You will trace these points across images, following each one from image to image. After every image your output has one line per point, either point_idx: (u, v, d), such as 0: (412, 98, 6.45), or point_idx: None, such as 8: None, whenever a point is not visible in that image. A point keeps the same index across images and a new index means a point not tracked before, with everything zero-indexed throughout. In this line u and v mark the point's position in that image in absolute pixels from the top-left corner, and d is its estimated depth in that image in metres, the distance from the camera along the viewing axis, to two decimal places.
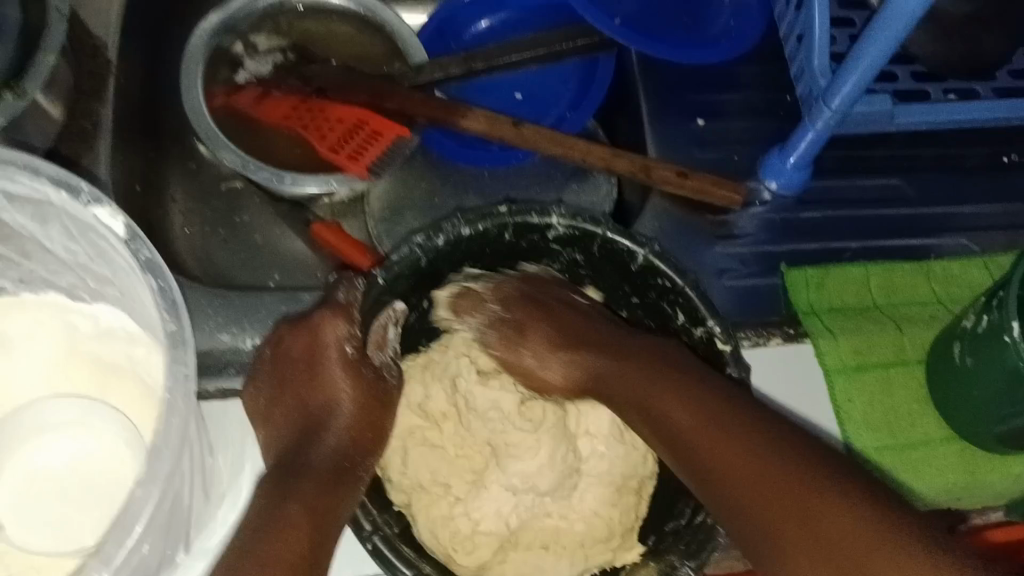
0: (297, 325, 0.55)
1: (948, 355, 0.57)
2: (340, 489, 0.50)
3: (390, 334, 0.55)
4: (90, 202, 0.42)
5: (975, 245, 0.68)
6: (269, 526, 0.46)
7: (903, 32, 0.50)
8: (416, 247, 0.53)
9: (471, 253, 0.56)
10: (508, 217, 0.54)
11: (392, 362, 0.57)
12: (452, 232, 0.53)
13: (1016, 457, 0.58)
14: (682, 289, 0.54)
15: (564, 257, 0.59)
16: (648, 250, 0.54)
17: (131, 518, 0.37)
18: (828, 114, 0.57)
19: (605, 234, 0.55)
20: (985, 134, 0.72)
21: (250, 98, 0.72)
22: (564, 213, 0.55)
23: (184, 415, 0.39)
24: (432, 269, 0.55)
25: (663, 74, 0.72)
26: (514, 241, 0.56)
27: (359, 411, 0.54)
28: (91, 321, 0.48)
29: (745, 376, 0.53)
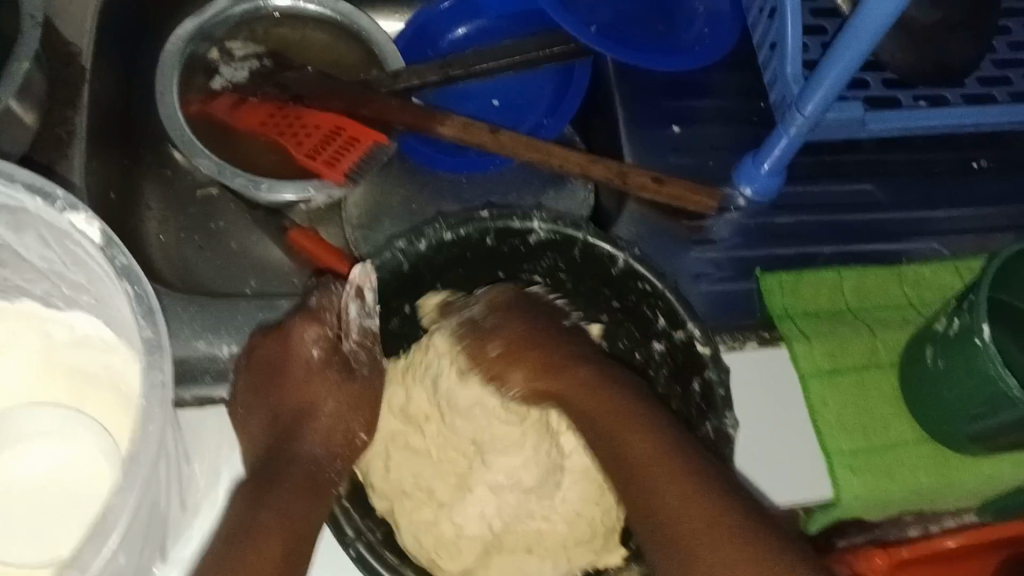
0: (270, 335, 0.56)
1: (920, 359, 0.58)
2: (315, 492, 0.51)
3: (353, 312, 0.55)
4: (66, 207, 0.41)
5: (946, 248, 0.69)
6: (243, 532, 0.47)
7: (874, 40, 0.51)
8: (398, 251, 0.53)
9: (452, 259, 0.56)
10: (491, 222, 0.54)
11: (361, 350, 0.57)
12: (434, 236, 0.53)
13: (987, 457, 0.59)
14: (662, 293, 0.55)
15: (544, 262, 0.58)
16: (629, 254, 0.55)
17: (106, 529, 0.36)
18: (801, 122, 0.58)
19: (586, 239, 0.55)
20: (955, 140, 0.74)
21: (226, 106, 0.71)
22: (546, 217, 0.55)
23: (161, 423, 0.38)
24: (415, 274, 0.55)
25: (637, 80, 0.72)
26: (496, 246, 0.56)
27: (337, 418, 0.56)
28: (67, 329, 0.47)
29: (724, 377, 0.53)
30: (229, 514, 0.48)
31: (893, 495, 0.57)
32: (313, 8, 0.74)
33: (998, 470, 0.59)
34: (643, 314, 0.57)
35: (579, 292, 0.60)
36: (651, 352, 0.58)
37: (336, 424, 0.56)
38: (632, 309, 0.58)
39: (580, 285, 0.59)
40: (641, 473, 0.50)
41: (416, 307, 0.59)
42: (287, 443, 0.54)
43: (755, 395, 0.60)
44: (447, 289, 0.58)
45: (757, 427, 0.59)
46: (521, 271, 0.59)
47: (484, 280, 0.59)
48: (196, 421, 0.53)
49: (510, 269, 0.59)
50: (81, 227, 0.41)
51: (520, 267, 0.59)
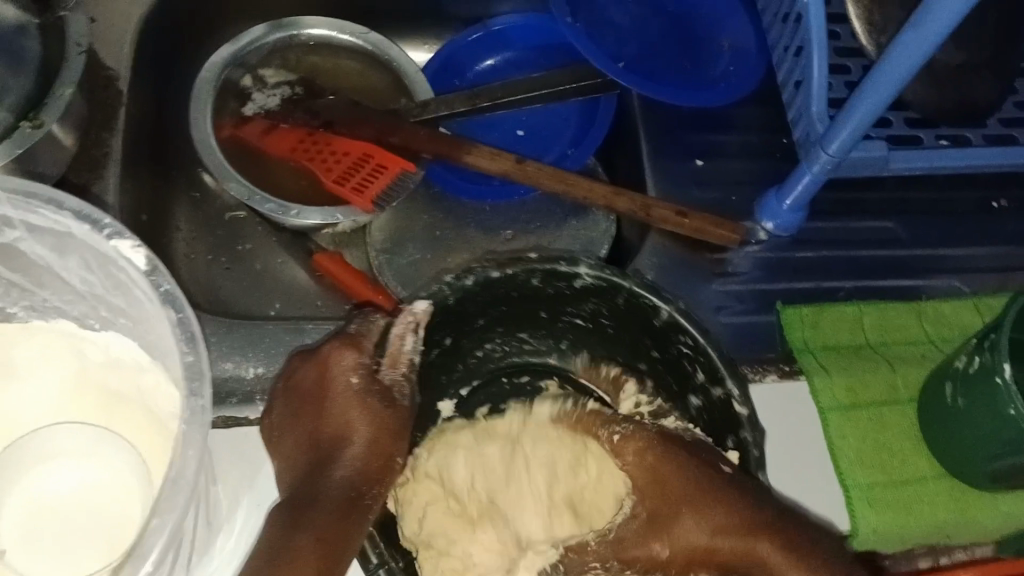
0: (306, 359, 0.55)
1: (940, 396, 0.58)
2: (349, 517, 0.49)
3: (408, 343, 0.54)
4: (112, 234, 0.42)
5: (966, 287, 0.69)
6: (281, 557, 0.47)
7: (899, 82, 0.52)
8: (444, 286, 0.54)
9: (498, 296, 0.57)
10: (537, 265, 0.56)
11: (403, 379, 0.55)
12: (481, 273, 0.55)
13: (1006, 496, 0.59)
14: (705, 348, 0.55)
15: (588, 308, 0.60)
16: (673, 308, 0.56)
17: (146, 551, 0.37)
18: (824, 159, 0.60)
19: (631, 288, 0.56)
20: (976, 180, 0.74)
21: (257, 131, 0.73)
22: (593, 263, 0.56)
23: (200, 447, 0.39)
24: (460, 310, 0.56)
25: (661, 114, 0.73)
26: (542, 286, 0.57)
27: (373, 442, 0.53)
28: (102, 349, 0.49)
29: (759, 440, 0.54)
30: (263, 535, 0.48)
31: (911, 531, 0.57)
32: (345, 39, 0.76)
33: (1016, 509, 0.59)
34: (685, 369, 0.57)
35: (620, 337, 0.61)
36: (688, 404, 0.59)
37: (372, 449, 0.53)
38: (671, 363, 0.59)
39: (622, 332, 0.61)
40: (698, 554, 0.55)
41: (457, 338, 0.59)
42: (321, 468, 0.52)
43: (772, 428, 0.60)
44: (491, 324, 0.60)
45: (775, 460, 0.59)
46: (564, 313, 0.61)
47: (528, 319, 0.61)
48: (223, 447, 0.54)
49: (554, 311, 0.61)
50: (125, 252, 0.42)
51: (562, 308, 0.60)
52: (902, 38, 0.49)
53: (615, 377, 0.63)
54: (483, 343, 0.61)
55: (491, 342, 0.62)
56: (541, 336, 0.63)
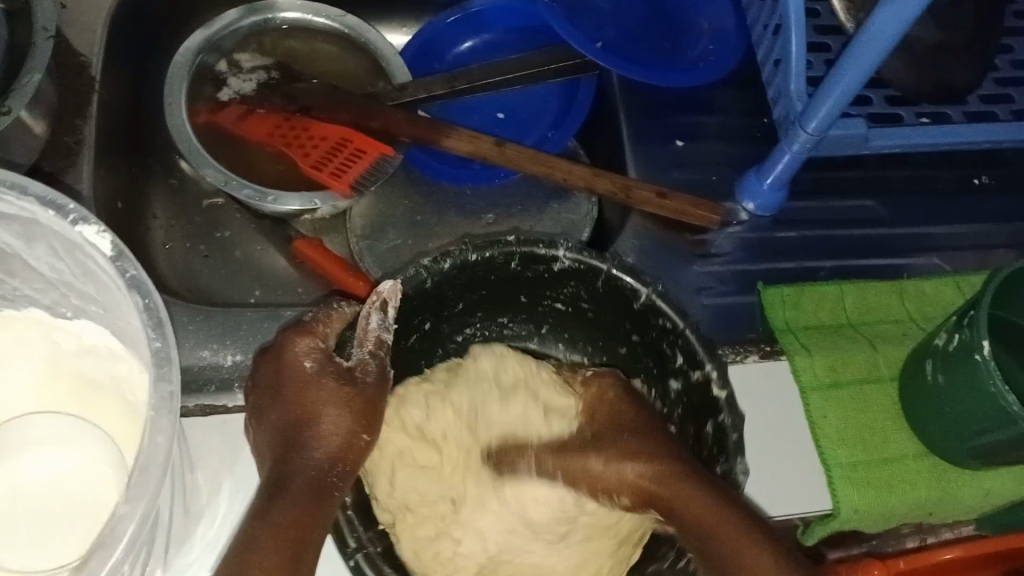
0: (266, 352, 0.54)
1: (920, 374, 0.58)
2: (321, 499, 0.48)
3: (373, 324, 0.52)
4: (77, 220, 0.41)
5: (948, 265, 0.69)
6: (258, 537, 0.46)
7: (878, 57, 0.51)
8: (422, 269, 0.54)
9: (476, 279, 0.57)
10: (516, 248, 0.55)
11: (370, 358, 0.53)
12: (459, 257, 0.54)
13: (986, 473, 0.59)
14: (682, 331, 0.55)
15: (567, 291, 0.59)
16: (652, 290, 0.55)
17: (112, 540, 0.36)
18: (804, 137, 0.59)
19: (610, 271, 0.56)
20: (957, 158, 0.74)
21: (233, 116, 0.72)
22: (571, 246, 0.56)
23: (170, 435, 0.38)
24: (438, 295, 0.56)
25: (641, 96, 0.73)
26: (521, 271, 0.57)
27: (340, 426, 0.52)
28: (75, 338, 0.48)
29: (738, 424, 0.52)
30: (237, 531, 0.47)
31: (893, 509, 0.58)
32: (321, 22, 0.75)
33: (997, 485, 0.59)
34: (663, 351, 0.57)
35: (598, 322, 0.61)
36: (666, 387, 0.58)
37: (340, 433, 0.52)
38: (650, 344, 0.58)
39: (602, 316, 0.60)
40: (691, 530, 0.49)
41: (436, 322, 0.59)
42: (289, 455, 0.50)
43: (756, 408, 0.60)
44: (471, 307, 0.60)
45: (758, 440, 0.59)
46: (545, 298, 0.60)
47: (508, 303, 0.61)
48: (200, 435, 0.53)
49: (534, 296, 0.60)
50: (91, 239, 0.41)
51: (541, 293, 0.60)
52: (880, 13, 0.49)
53: (601, 361, 0.63)
54: (463, 326, 0.61)
55: (472, 326, 0.62)
56: (522, 320, 0.63)
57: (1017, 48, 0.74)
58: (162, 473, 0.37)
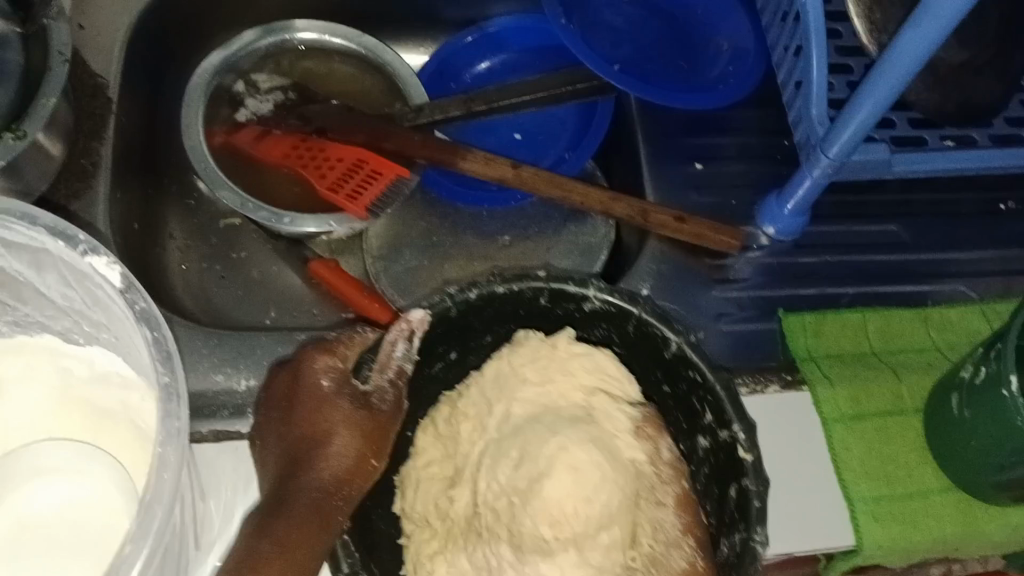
0: (283, 369, 0.53)
1: (945, 406, 0.56)
2: (319, 522, 0.46)
3: (397, 351, 0.51)
4: (87, 251, 0.41)
5: (973, 291, 0.68)
6: (249, 560, 0.44)
7: (902, 83, 0.50)
8: (447, 297, 0.51)
9: (503, 312, 0.54)
10: (546, 285, 0.52)
11: (388, 386, 0.52)
12: (486, 288, 0.51)
13: (1014, 507, 0.57)
14: (713, 386, 0.50)
15: (596, 333, 0.56)
16: (684, 339, 0.52)
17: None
18: (826, 162, 0.58)
19: (641, 315, 0.52)
20: (982, 181, 0.73)
21: (249, 137, 0.72)
22: (603, 287, 0.53)
23: (177, 469, 0.37)
24: (464, 326, 0.53)
25: (659, 118, 0.72)
26: (550, 308, 0.54)
27: (349, 446, 0.50)
28: (87, 364, 0.47)
29: (762, 490, 0.48)
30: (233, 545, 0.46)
31: (918, 545, 0.56)
32: (337, 42, 0.75)
33: None
34: (693, 406, 0.53)
35: None
36: (694, 444, 0.54)
37: (348, 454, 0.49)
38: (682, 398, 0.54)
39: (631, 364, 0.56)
40: None
41: (462, 354, 0.56)
42: (294, 473, 0.49)
43: (777, 438, 0.58)
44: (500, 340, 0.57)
45: (782, 472, 0.58)
46: None
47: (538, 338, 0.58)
48: (214, 460, 0.53)
49: None
50: (100, 269, 0.41)
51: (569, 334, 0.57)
52: (905, 39, 0.48)
53: None
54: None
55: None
56: None
57: None
58: (168, 509, 0.37)
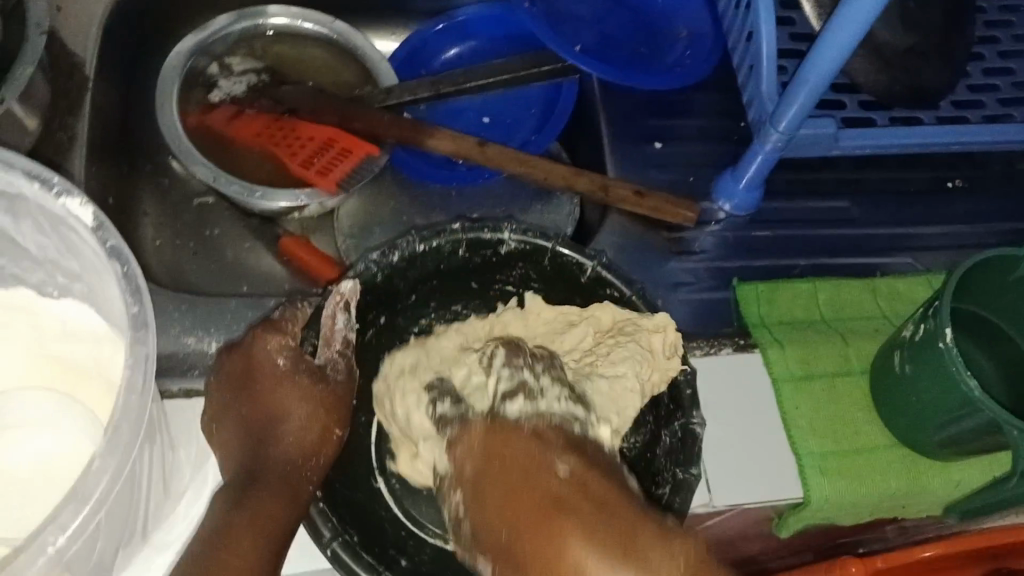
0: (235, 349, 0.54)
1: (890, 365, 0.59)
2: (287, 492, 0.49)
3: (339, 323, 0.51)
4: (61, 193, 0.42)
5: (921, 264, 0.71)
6: (217, 537, 0.46)
7: (840, 60, 0.52)
8: (372, 263, 0.53)
9: (427, 271, 0.57)
10: (462, 236, 0.55)
11: (339, 357, 0.53)
12: (407, 248, 0.54)
13: (956, 463, 0.60)
14: (630, 300, 0.55)
15: (516, 275, 0.58)
16: (597, 263, 0.56)
17: (89, 490, 0.37)
18: (774, 137, 0.61)
19: (555, 248, 0.56)
20: (932, 160, 0.76)
21: (223, 117, 0.74)
22: (517, 228, 0.56)
23: (143, 393, 0.39)
24: (388, 287, 0.55)
25: (620, 100, 0.75)
26: (468, 258, 0.57)
27: (309, 419, 0.52)
28: (58, 317, 0.49)
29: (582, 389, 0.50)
30: (208, 516, 0.48)
31: (864, 499, 0.59)
32: (309, 27, 0.77)
33: (967, 477, 0.60)
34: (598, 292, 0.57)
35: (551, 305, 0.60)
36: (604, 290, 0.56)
37: (307, 427, 0.52)
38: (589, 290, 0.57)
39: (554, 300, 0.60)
40: None
41: (391, 318, 0.57)
42: (259, 453, 0.51)
43: (729, 399, 0.61)
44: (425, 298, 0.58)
45: (735, 433, 0.60)
46: (495, 285, 0.59)
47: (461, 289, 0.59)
48: (181, 415, 0.55)
49: (484, 282, 0.59)
50: (74, 211, 0.42)
51: (494, 279, 0.59)
52: (834, 23, 0.51)
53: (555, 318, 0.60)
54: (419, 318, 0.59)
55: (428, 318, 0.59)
56: None
57: (989, 56, 0.76)
58: (135, 429, 0.39)
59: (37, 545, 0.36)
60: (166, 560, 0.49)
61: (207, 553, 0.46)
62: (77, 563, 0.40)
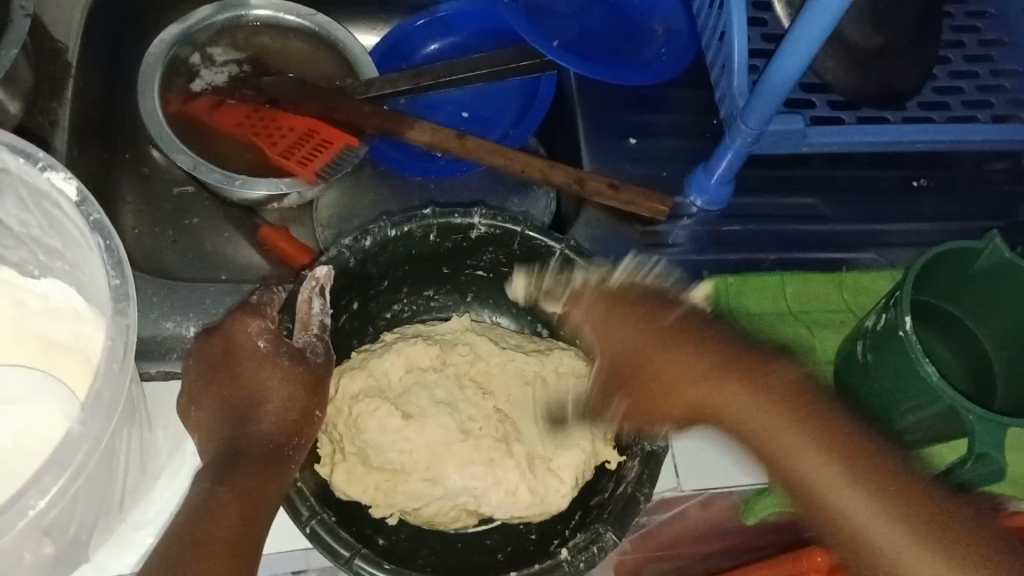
0: (213, 332, 0.55)
1: (853, 354, 0.61)
2: (273, 469, 0.49)
3: (314, 308, 0.53)
4: (45, 167, 0.43)
5: (886, 259, 0.72)
6: (203, 513, 0.46)
7: (808, 55, 0.54)
8: (344, 248, 0.55)
9: (399, 256, 0.59)
10: (433, 220, 0.57)
11: (316, 340, 0.54)
12: (379, 233, 0.56)
13: (916, 453, 0.62)
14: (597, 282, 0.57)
15: (486, 257, 0.62)
16: (564, 246, 0.59)
17: (68, 454, 0.38)
18: (745, 132, 0.62)
19: (523, 232, 0.59)
20: (898, 160, 0.78)
21: (204, 106, 0.75)
22: (486, 213, 0.58)
23: (124, 361, 0.40)
24: (364, 272, 0.58)
25: (597, 96, 0.76)
26: (440, 242, 0.59)
27: (289, 399, 0.52)
28: (40, 298, 0.50)
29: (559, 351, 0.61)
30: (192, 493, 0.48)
31: None
32: (291, 19, 0.78)
33: (927, 467, 0.61)
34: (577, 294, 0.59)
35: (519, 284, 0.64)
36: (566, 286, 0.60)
37: (285, 405, 0.52)
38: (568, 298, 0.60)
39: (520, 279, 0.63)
40: (786, 462, 0.49)
41: (365, 302, 0.61)
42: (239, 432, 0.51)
43: None
44: (397, 283, 0.62)
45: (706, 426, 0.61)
46: (465, 267, 0.63)
47: (431, 275, 0.63)
48: (162, 399, 0.56)
49: (454, 264, 0.63)
50: (58, 184, 0.43)
51: (461, 263, 0.63)
52: (799, 25, 0.53)
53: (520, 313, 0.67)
54: (391, 303, 0.63)
55: (399, 303, 0.64)
56: (446, 291, 0.66)
57: (955, 60, 0.78)
58: (116, 396, 0.40)
59: (19, 508, 0.37)
60: (144, 537, 0.51)
61: (187, 531, 0.45)
62: (57, 529, 0.41)
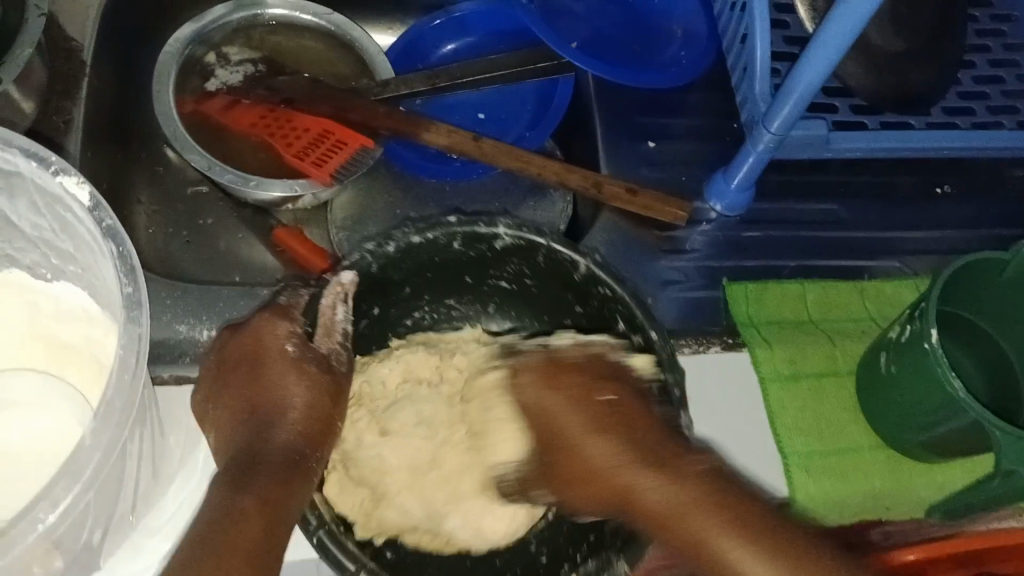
0: (238, 330, 0.54)
1: (875, 365, 0.60)
2: (296, 482, 0.48)
3: (339, 314, 0.52)
4: (58, 171, 0.43)
5: (909, 268, 0.71)
6: (222, 522, 0.46)
7: (833, 62, 0.53)
8: (367, 253, 0.54)
9: (419, 262, 0.57)
10: (456, 228, 0.55)
11: (340, 347, 0.54)
12: (402, 239, 0.55)
13: (939, 465, 0.61)
14: (620, 298, 0.54)
15: (510, 267, 0.60)
16: (590, 260, 0.55)
17: (77, 466, 0.38)
18: (767, 137, 0.61)
19: (548, 245, 0.56)
20: (920, 166, 0.76)
21: (219, 106, 0.74)
22: (511, 223, 0.56)
23: (135, 371, 0.39)
24: (382, 277, 0.56)
25: (614, 98, 0.75)
26: (464, 251, 0.58)
27: (312, 407, 0.52)
28: (54, 302, 0.49)
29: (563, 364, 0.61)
30: (209, 502, 0.47)
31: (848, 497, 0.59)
32: (307, 18, 0.77)
33: (950, 479, 0.60)
34: (607, 318, 0.57)
35: (542, 295, 0.62)
36: (593, 301, 0.58)
37: (308, 416, 0.52)
38: (592, 310, 0.58)
39: (545, 290, 0.61)
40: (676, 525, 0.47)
41: (383, 308, 0.60)
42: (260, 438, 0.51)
43: (715, 398, 0.62)
44: (417, 291, 0.61)
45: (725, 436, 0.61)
46: (488, 276, 0.61)
47: (453, 283, 0.62)
48: (175, 404, 0.55)
49: (476, 273, 0.61)
50: (70, 188, 0.43)
51: (485, 272, 0.61)
52: (825, 30, 0.51)
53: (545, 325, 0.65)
54: (410, 310, 0.62)
55: (420, 310, 0.63)
56: (468, 301, 0.64)
57: (979, 63, 0.76)
58: (127, 406, 0.39)
59: (27, 521, 0.37)
60: (157, 544, 0.50)
61: (199, 541, 0.45)
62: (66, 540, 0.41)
